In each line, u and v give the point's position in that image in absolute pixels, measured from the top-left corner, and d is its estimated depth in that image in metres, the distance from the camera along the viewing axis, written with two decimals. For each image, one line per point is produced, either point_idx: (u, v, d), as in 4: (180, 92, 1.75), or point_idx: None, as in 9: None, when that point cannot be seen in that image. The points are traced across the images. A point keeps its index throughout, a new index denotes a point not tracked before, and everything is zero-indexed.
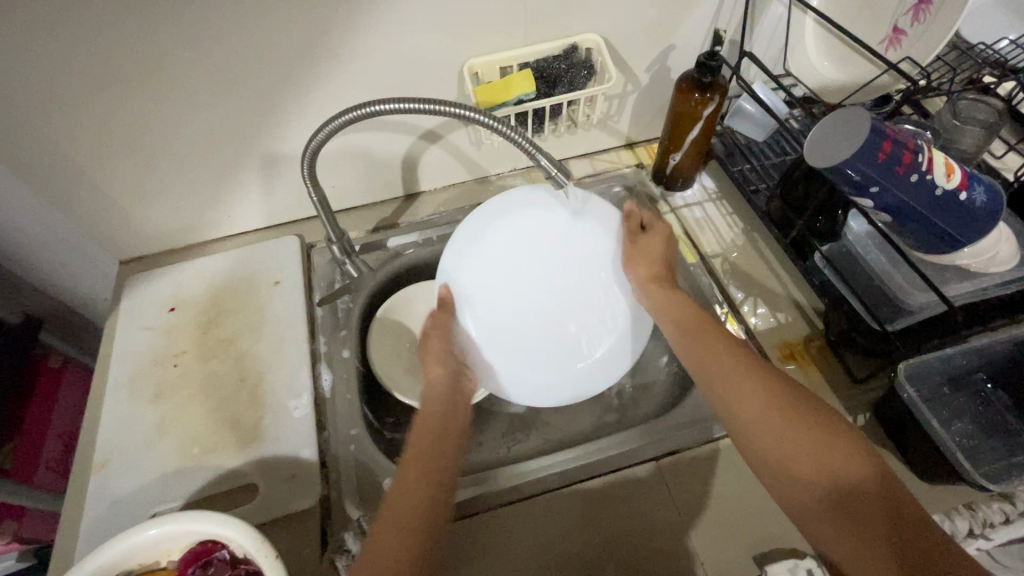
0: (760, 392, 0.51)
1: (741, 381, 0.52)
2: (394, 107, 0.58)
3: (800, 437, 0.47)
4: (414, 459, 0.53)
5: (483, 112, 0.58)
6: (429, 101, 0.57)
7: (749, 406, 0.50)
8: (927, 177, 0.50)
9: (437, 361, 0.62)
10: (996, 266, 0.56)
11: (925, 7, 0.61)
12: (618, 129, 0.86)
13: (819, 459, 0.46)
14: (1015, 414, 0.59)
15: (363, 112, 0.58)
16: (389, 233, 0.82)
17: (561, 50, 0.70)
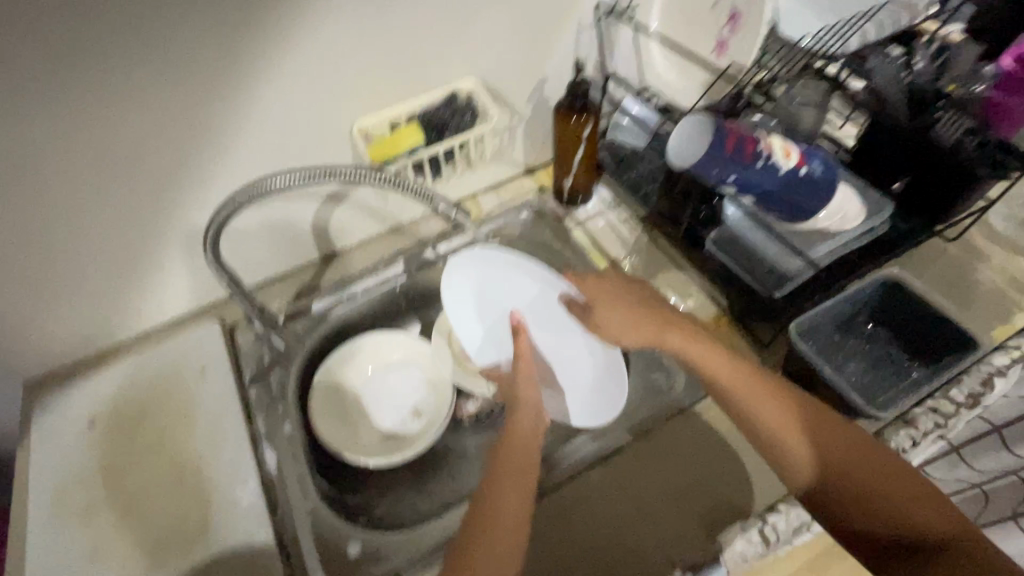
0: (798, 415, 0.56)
1: (774, 408, 0.56)
2: (288, 180, 0.60)
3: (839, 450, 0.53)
4: (505, 469, 0.56)
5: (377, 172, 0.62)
6: (316, 171, 0.60)
7: (812, 446, 0.54)
8: (771, 161, 0.57)
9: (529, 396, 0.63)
10: (846, 223, 0.67)
11: (738, 18, 0.72)
12: (515, 159, 0.91)
13: (887, 495, 0.52)
14: (895, 346, 0.68)
15: (256, 190, 0.60)
16: (312, 297, 0.82)
17: (443, 98, 0.74)
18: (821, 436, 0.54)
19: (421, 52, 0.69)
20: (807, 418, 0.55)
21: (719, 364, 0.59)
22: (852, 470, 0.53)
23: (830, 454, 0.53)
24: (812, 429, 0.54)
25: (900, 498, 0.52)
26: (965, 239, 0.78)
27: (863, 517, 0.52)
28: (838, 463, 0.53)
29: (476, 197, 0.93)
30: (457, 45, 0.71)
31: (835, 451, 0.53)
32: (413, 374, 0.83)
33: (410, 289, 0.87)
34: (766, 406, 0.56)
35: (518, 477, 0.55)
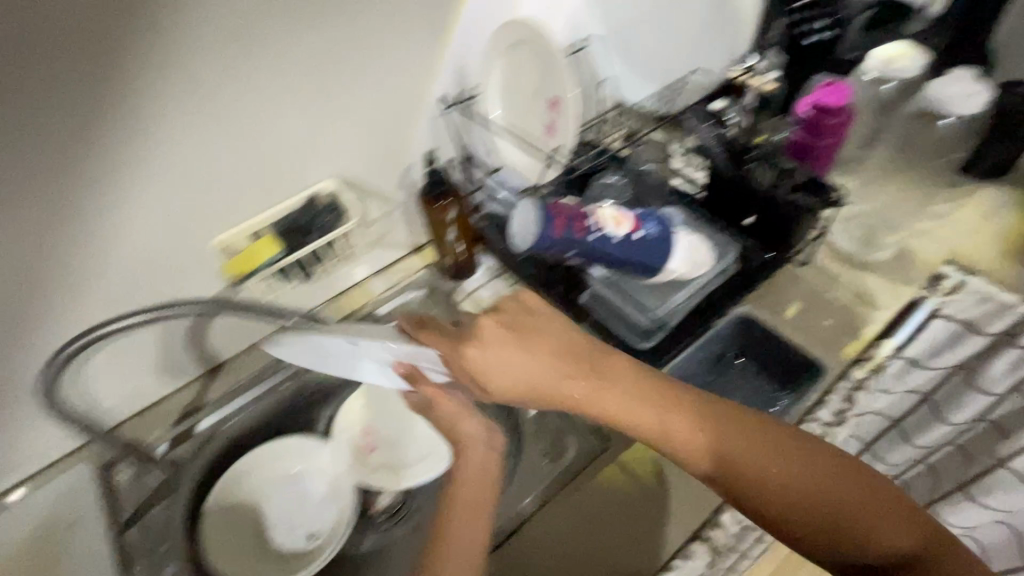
0: (717, 416, 0.51)
1: (690, 422, 0.51)
2: (132, 319, 0.62)
3: (758, 452, 0.49)
4: (460, 505, 0.57)
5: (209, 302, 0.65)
6: (143, 312, 0.62)
7: (726, 445, 0.50)
8: (601, 233, 0.61)
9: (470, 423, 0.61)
10: (695, 270, 0.70)
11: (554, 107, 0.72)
12: (399, 240, 0.93)
13: (813, 473, 0.49)
14: (764, 377, 0.72)
15: (84, 340, 0.60)
16: (198, 416, 0.78)
17: (304, 202, 0.74)
18: (744, 444, 0.50)
19: (275, 165, 0.69)
20: (721, 421, 0.51)
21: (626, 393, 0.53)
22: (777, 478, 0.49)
23: (752, 461, 0.49)
24: (727, 436, 0.50)
25: (830, 485, 0.49)
26: (815, 262, 0.85)
27: (803, 523, 0.49)
28: (763, 476, 0.49)
29: (366, 282, 0.93)
30: (311, 152, 0.72)
31: (758, 457, 0.49)
32: (318, 477, 0.81)
33: (305, 389, 0.85)
34: (676, 421, 0.51)
35: (472, 513, 0.56)
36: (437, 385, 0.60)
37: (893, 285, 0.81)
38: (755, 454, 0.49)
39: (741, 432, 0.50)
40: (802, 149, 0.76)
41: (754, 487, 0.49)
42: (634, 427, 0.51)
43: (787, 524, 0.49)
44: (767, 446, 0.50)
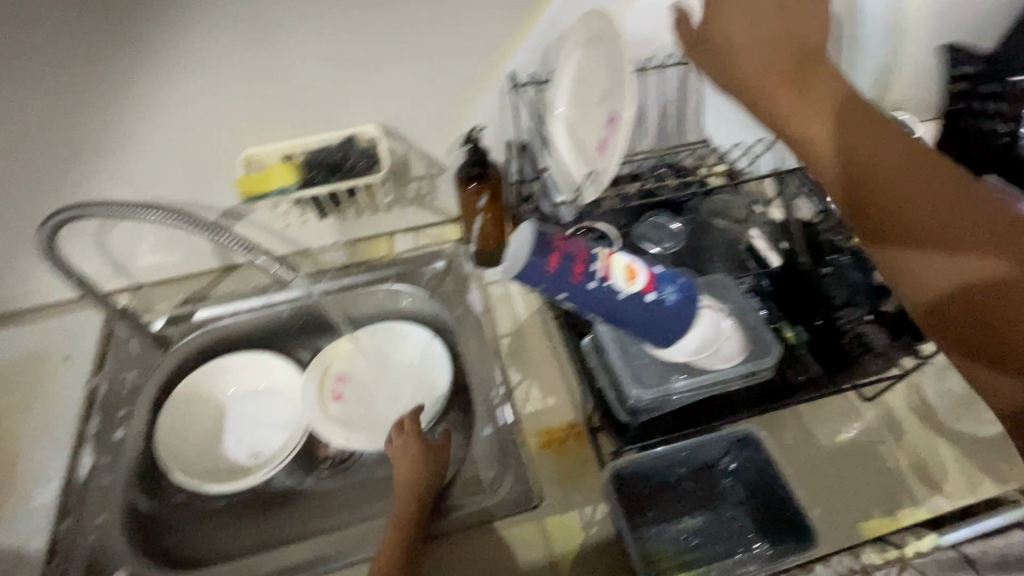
0: (875, 150, 0.41)
1: (873, 147, 0.41)
2: (116, 212, 0.58)
3: (951, 214, 0.38)
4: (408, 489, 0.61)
5: (200, 225, 0.63)
6: (133, 210, 0.59)
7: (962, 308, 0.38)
8: (605, 283, 0.51)
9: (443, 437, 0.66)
10: (721, 361, 0.59)
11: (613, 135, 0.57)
12: (437, 204, 0.88)
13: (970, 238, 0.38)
14: (745, 513, 0.60)
15: (84, 213, 0.58)
16: (198, 305, 0.82)
17: (342, 139, 0.72)
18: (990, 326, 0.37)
19: (320, 91, 0.68)
20: (904, 171, 0.40)
21: (781, 68, 0.45)
22: (952, 234, 0.38)
23: (914, 263, 0.39)
24: (880, 224, 0.41)
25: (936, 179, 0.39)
26: (884, 402, 0.68)
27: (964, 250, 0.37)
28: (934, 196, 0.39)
29: (394, 235, 0.91)
30: (361, 89, 0.69)
31: (938, 212, 0.39)
32: (282, 402, 0.84)
33: (299, 316, 0.86)
34: (891, 144, 0.41)
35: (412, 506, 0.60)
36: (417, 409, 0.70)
37: (976, 471, 0.62)
38: (890, 155, 0.41)
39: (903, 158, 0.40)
40: None
41: (869, 207, 0.41)
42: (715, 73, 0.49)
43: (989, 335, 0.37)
44: (954, 193, 0.39)
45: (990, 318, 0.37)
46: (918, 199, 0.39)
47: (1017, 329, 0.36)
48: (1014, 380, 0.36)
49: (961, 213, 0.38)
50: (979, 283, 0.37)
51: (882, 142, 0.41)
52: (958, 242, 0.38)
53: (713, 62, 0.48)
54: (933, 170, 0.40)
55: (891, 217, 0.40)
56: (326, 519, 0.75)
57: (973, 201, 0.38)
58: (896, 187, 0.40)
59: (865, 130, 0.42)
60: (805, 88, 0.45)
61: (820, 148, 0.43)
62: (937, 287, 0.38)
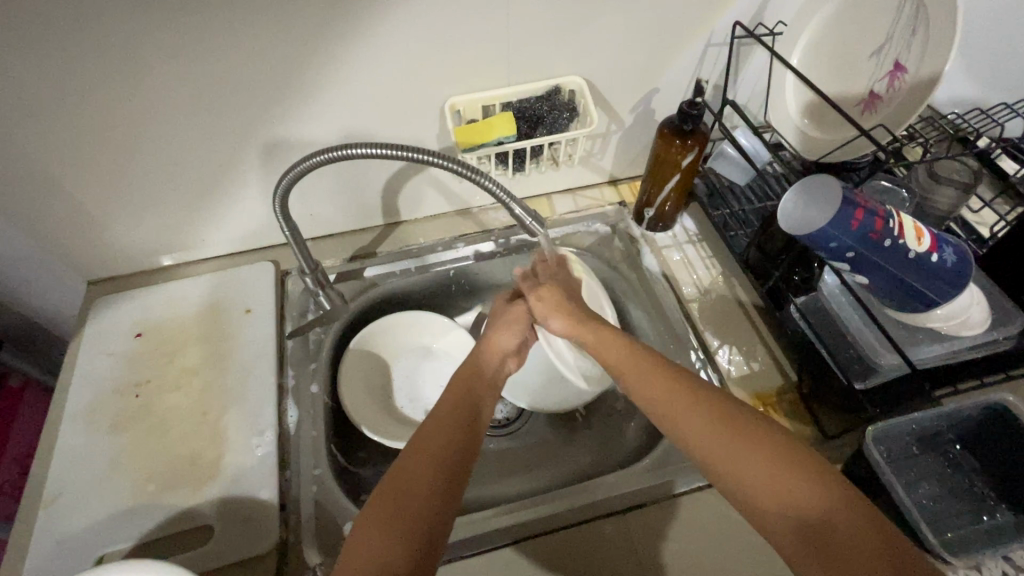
0: (649, 377, 0.50)
1: (643, 374, 0.51)
2: (368, 151, 0.56)
3: (748, 448, 0.41)
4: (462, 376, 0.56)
5: (461, 163, 0.58)
6: (388, 146, 0.56)
7: (737, 466, 0.41)
8: (899, 242, 0.49)
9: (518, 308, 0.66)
10: (968, 329, 0.57)
11: (901, 73, 0.59)
12: (601, 166, 0.86)
13: (775, 484, 0.39)
14: (981, 479, 0.59)
15: (332, 155, 0.56)
16: (368, 262, 0.80)
17: (543, 91, 0.69)
18: (777, 490, 0.39)
19: (534, 40, 0.65)
20: (709, 429, 0.44)
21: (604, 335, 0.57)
22: (733, 428, 0.43)
23: (721, 458, 0.42)
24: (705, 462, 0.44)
25: (743, 436, 0.42)
26: None
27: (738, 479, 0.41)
28: (739, 458, 0.42)
29: (551, 197, 0.88)
30: (575, 36, 0.66)
31: (741, 452, 0.42)
32: (449, 361, 0.82)
33: (462, 276, 0.84)
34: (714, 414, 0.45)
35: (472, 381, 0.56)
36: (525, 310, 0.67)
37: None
38: (683, 409, 0.46)
39: (705, 412, 0.45)
40: None
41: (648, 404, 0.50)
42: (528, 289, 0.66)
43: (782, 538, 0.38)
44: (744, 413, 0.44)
45: (762, 487, 0.40)
46: (709, 408, 0.45)
47: (844, 535, 0.36)
48: None
49: (735, 430, 0.43)
50: (794, 498, 0.38)
51: (647, 377, 0.50)
52: (774, 507, 0.39)
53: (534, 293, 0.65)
54: (674, 376, 0.49)
55: (677, 420, 0.46)
56: (506, 479, 0.74)
57: (752, 433, 0.42)
58: (694, 437, 0.45)
59: (657, 373, 0.50)
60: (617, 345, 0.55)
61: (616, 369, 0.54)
62: (766, 500, 0.39)
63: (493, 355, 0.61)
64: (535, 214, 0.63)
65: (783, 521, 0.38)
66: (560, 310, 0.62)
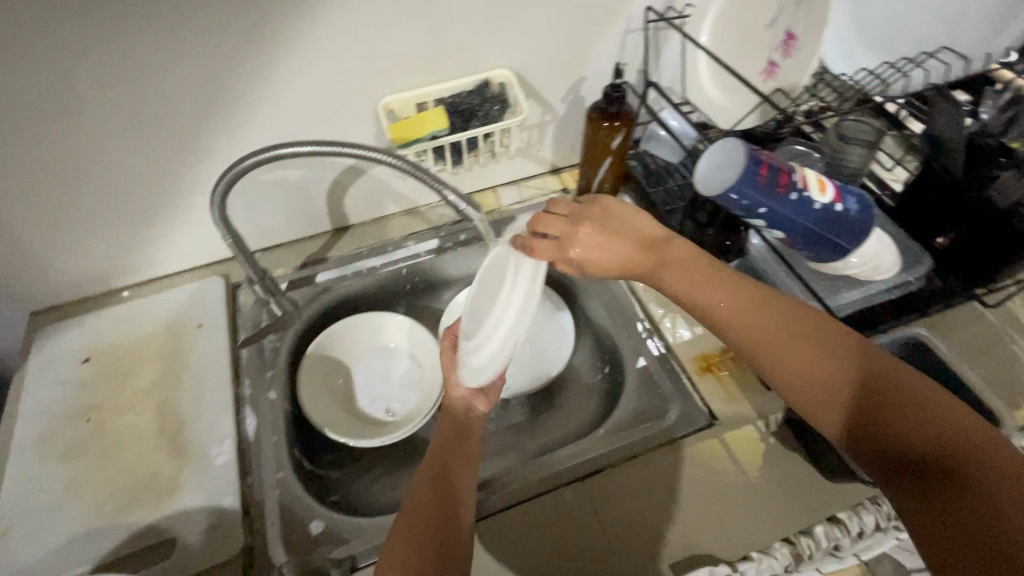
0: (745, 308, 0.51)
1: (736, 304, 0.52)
2: (298, 150, 0.57)
3: (819, 375, 0.46)
4: (448, 432, 0.58)
5: (396, 156, 0.60)
6: (315, 143, 0.57)
7: (813, 391, 0.47)
8: (804, 194, 0.53)
9: (451, 362, 0.63)
10: (879, 274, 0.62)
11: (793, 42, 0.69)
12: (541, 156, 0.89)
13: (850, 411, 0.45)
14: None
15: (265, 156, 0.56)
16: (319, 267, 0.81)
17: (474, 85, 0.72)
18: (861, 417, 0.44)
19: (458, 36, 0.67)
20: (795, 356, 0.48)
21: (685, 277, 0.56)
22: (822, 356, 0.47)
23: (811, 385, 0.47)
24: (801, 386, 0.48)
25: (821, 363, 0.47)
26: (1006, 306, 0.72)
27: (822, 404, 0.46)
28: (823, 385, 0.46)
29: (497, 190, 0.91)
30: (498, 32, 0.69)
31: (809, 378, 0.47)
32: (409, 356, 0.83)
33: (416, 273, 0.85)
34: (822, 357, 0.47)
35: (450, 445, 0.57)
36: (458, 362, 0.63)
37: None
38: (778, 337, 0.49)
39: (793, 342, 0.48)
40: None
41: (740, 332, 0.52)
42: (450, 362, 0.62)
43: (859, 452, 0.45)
44: (841, 357, 0.46)
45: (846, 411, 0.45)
46: (797, 340, 0.48)
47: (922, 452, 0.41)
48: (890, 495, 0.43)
49: (819, 358, 0.47)
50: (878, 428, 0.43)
51: (731, 306, 0.52)
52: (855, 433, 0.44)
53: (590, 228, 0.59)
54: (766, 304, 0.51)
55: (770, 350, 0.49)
56: None
57: (835, 361, 0.46)
58: (779, 362, 0.49)
59: (746, 302, 0.51)
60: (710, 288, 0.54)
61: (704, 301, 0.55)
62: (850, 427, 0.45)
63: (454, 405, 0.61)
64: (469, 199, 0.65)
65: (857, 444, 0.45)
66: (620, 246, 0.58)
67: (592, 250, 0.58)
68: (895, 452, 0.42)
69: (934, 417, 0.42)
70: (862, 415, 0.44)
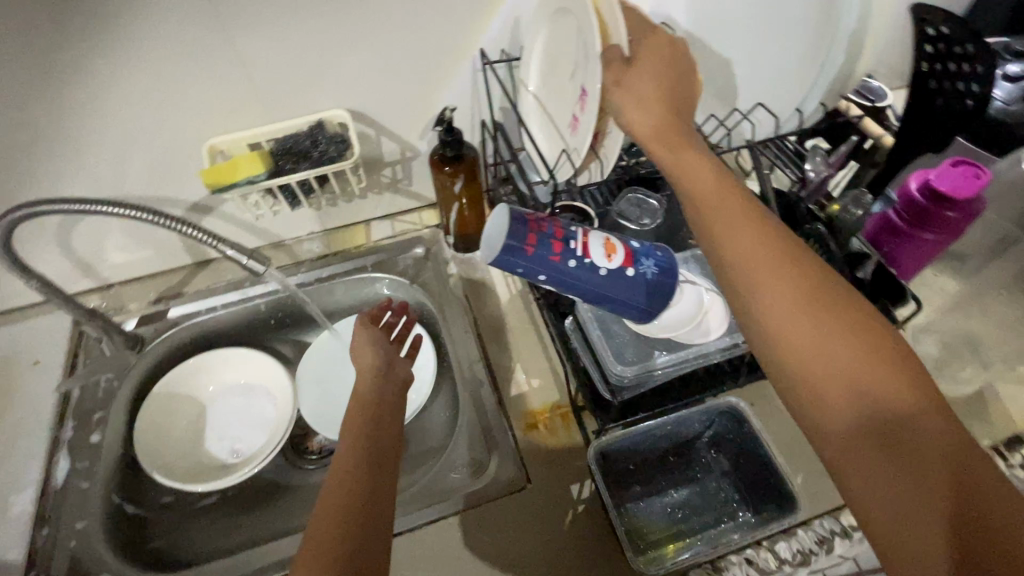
0: (767, 248, 0.42)
1: (758, 241, 0.42)
2: (64, 207, 0.56)
3: (830, 329, 0.39)
4: (356, 409, 0.54)
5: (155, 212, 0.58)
6: (85, 201, 0.56)
7: (807, 351, 0.39)
8: (585, 261, 0.51)
9: (361, 350, 0.61)
10: (701, 335, 0.59)
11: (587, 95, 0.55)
12: (413, 191, 0.87)
13: (847, 377, 0.37)
14: (728, 480, 0.61)
15: (27, 214, 0.55)
16: (172, 302, 0.80)
17: (308, 126, 0.70)
18: (854, 388, 0.37)
19: (282, 80, 0.65)
20: (788, 309, 0.40)
21: (718, 191, 0.45)
22: (807, 317, 0.39)
23: (805, 342, 0.39)
24: (772, 345, 0.40)
25: (842, 317, 0.39)
26: None
27: (807, 372, 0.38)
28: (815, 344, 0.38)
29: (370, 224, 0.89)
30: (331, 75, 0.67)
31: (806, 328, 0.39)
32: (260, 393, 0.81)
33: (277, 309, 0.84)
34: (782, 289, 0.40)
35: (364, 416, 0.54)
36: (365, 338, 0.62)
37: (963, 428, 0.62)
38: (794, 286, 0.41)
39: (806, 293, 0.40)
40: (885, 232, 0.60)
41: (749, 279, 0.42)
42: (370, 335, 0.62)
43: (836, 436, 0.37)
44: (814, 305, 0.40)
45: (834, 379, 0.37)
46: (787, 291, 0.40)
47: (911, 431, 0.35)
48: (866, 491, 0.35)
49: (811, 312, 0.39)
50: (869, 397, 0.36)
51: (755, 241, 0.43)
52: (836, 408, 0.37)
53: (633, 102, 0.48)
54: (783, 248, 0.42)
55: (774, 300, 0.41)
56: (305, 514, 0.73)
57: (840, 316, 0.39)
58: (787, 313, 0.40)
59: (765, 242, 0.42)
60: (734, 213, 0.44)
61: (720, 229, 0.44)
62: (833, 397, 0.37)
63: (365, 374, 0.58)
64: (257, 254, 0.63)
65: (845, 424, 0.37)
66: (663, 108, 0.47)
67: (647, 120, 0.47)
68: (887, 434, 0.35)
69: (913, 396, 0.36)
70: (844, 386, 0.37)
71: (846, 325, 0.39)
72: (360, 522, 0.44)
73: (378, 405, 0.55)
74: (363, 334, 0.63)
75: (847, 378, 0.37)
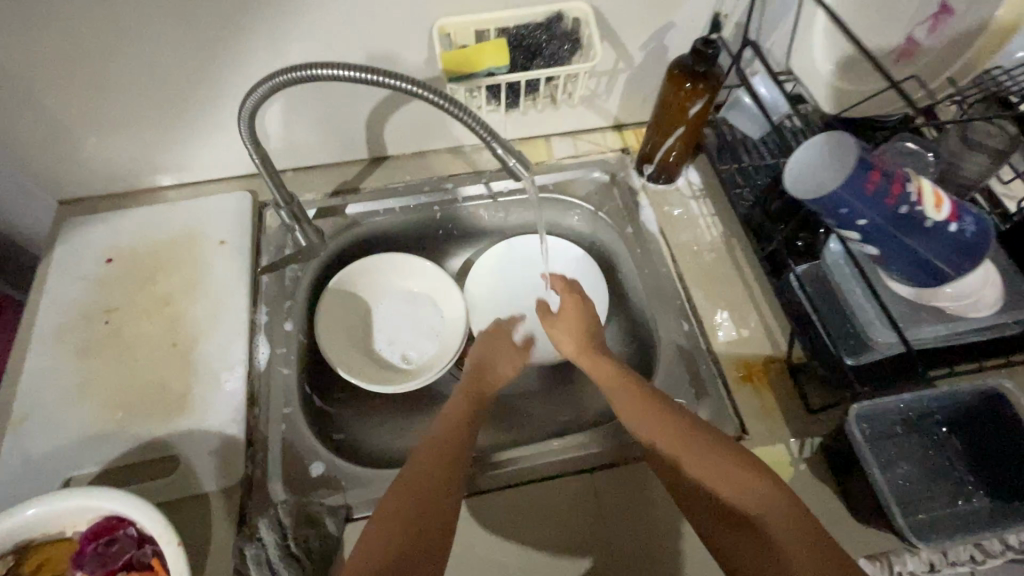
0: (666, 425, 0.54)
1: (655, 422, 0.55)
2: (291, 81, 0.50)
3: (727, 486, 0.49)
4: (457, 403, 0.63)
5: (421, 84, 0.51)
6: (310, 72, 0.50)
7: (714, 505, 0.49)
8: (918, 209, 0.45)
9: (484, 348, 0.70)
10: (975, 311, 0.54)
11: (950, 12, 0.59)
12: (606, 108, 0.79)
13: (744, 525, 0.47)
14: (963, 465, 0.57)
15: (256, 94, 0.51)
16: (349, 198, 0.76)
17: (543, 17, 0.62)
18: (750, 547, 0.46)
19: None
20: (697, 469, 0.51)
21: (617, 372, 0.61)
22: (698, 473, 0.51)
23: (712, 501, 0.50)
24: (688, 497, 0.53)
25: (726, 475, 0.50)
26: None
27: (730, 527, 0.48)
28: (726, 504, 0.49)
29: (550, 139, 0.82)
30: None
31: (716, 484, 0.50)
32: (430, 304, 0.80)
33: (451, 219, 0.80)
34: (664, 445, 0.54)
35: (466, 408, 0.61)
36: (490, 334, 0.72)
37: None
38: (692, 460, 0.52)
39: (698, 454, 0.52)
40: None
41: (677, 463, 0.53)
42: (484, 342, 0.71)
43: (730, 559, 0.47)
44: (715, 468, 0.50)
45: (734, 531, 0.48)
46: (695, 461, 0.51)
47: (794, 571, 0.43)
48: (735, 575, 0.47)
49: (711, 470, 0.50)
50: (770, 548, 0.45)
51: (652, 428, 0.55)
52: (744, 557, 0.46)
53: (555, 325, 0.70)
54: (678, 430, 0.54)
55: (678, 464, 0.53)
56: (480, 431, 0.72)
57: (722, 473, 0.50)
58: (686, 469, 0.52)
59: (676, 432, 0.53)
60: (645, 402, 0.57)
61: (640, 417, 0.56)
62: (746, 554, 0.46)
63: (486, 357, 0.69)
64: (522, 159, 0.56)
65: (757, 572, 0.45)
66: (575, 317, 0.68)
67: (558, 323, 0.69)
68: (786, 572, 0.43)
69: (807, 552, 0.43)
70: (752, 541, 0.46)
71: (729, 485, 0.49)
72: (423, 516, 0.50)
73: (485, 393, 0.65)
74: (485, 341, 0.71)
75: (751, 527, 0.46)
